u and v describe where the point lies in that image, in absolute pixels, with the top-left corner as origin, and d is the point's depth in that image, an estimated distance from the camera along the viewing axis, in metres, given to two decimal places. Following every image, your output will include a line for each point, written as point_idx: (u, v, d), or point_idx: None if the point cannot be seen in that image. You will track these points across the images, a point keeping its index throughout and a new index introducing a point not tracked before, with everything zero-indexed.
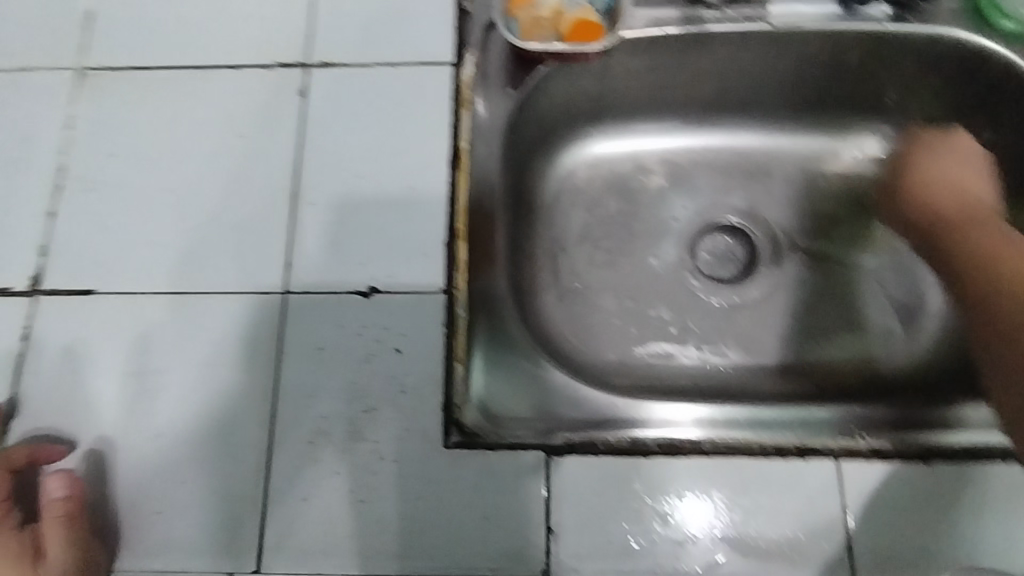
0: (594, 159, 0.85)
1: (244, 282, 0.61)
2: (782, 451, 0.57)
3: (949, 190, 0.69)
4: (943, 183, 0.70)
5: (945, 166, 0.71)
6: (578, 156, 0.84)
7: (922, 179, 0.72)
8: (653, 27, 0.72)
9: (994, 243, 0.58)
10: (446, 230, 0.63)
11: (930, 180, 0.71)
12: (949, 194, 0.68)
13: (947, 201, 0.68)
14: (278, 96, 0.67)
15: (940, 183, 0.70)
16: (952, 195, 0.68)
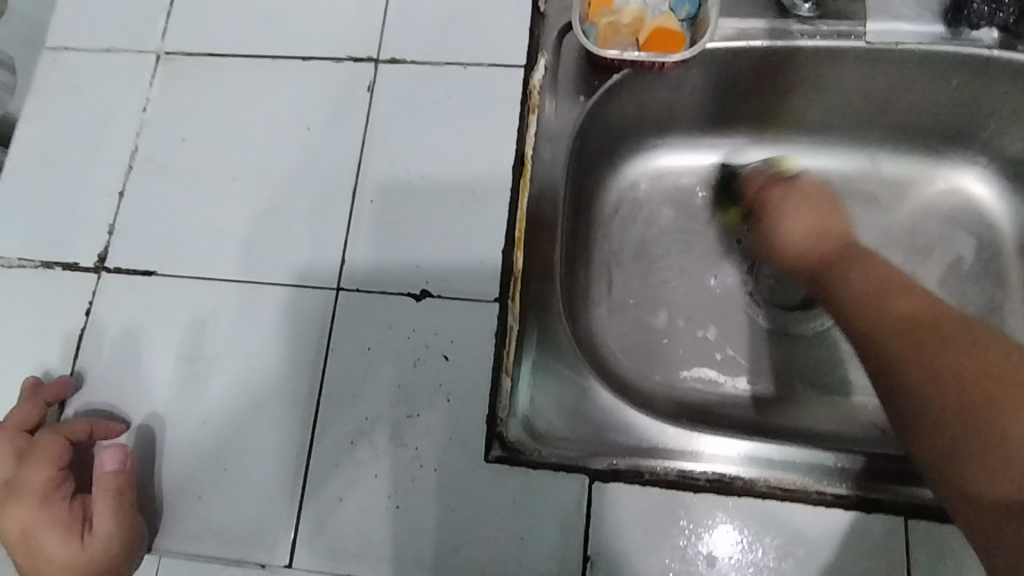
0: (658, 172, 0.82)
1: (299, 274, 0.61)
2: (844, 502, 0.53)
3: (806, 228, 0.63)
4: (789, 222, 0.64)
5: (796, 216, 0.64)
6: (642, 167, 0.81)
7: (782, 209, 0.66)
8: (736, 39, 0.68)
9: (891, 290, 0.49)
10: (504, 238, 0.61)
11: (786, 210, 0.65)
12: (810, 238, 0.62)
13: (802, 238, 0.62)
14: (346, 90, 0.67)
15: (791, 223, 0.64)
16: (813, 231, 0.62)
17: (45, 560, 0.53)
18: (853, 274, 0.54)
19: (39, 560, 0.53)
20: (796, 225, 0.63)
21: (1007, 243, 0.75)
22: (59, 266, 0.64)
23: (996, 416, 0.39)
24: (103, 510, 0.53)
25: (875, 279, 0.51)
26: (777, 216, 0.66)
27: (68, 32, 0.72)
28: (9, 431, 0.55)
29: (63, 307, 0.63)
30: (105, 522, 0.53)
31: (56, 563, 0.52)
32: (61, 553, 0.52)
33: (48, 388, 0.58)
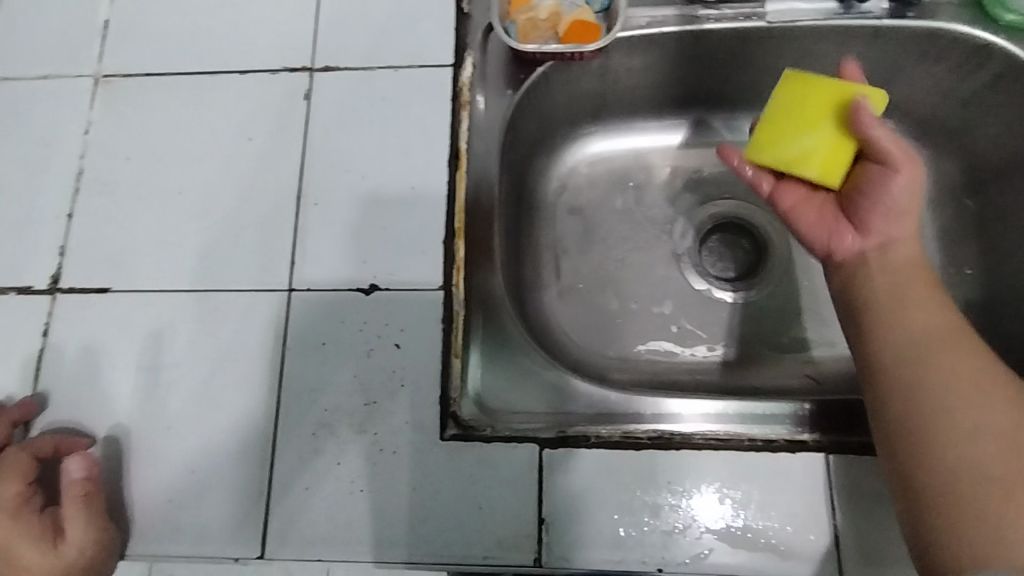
0: (594, 158, 0.86)
1: (251, 279, 0.64)
2: (774, 446, 0.59)
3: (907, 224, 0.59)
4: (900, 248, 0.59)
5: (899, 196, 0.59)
6: (578, 154, 0.86)
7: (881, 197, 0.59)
8: (650, 26, 0.72)
9: (939, 404, 0.49)
10: (445, 230, 0.65)
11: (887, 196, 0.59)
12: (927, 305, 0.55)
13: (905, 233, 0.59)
14: (284, 100, 0.69)
15: (898, 212, 0.60)
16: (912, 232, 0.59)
17: (23, 568, 0.55)
18: (913, 309, 0.55)
19: (18, 570, 0.55)
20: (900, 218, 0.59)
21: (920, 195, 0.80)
22: (13, 292, 0.65)
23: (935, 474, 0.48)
24: (71, 518, 0.55)
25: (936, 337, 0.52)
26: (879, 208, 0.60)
27: (4, 62, 0.73)
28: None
29: (20, 331, 0.64)
30: (74, 529, 0.55)
31: (33, 570, 0.55)
32: (36, 560, 0.55)
33: (11, 408, 0.60)
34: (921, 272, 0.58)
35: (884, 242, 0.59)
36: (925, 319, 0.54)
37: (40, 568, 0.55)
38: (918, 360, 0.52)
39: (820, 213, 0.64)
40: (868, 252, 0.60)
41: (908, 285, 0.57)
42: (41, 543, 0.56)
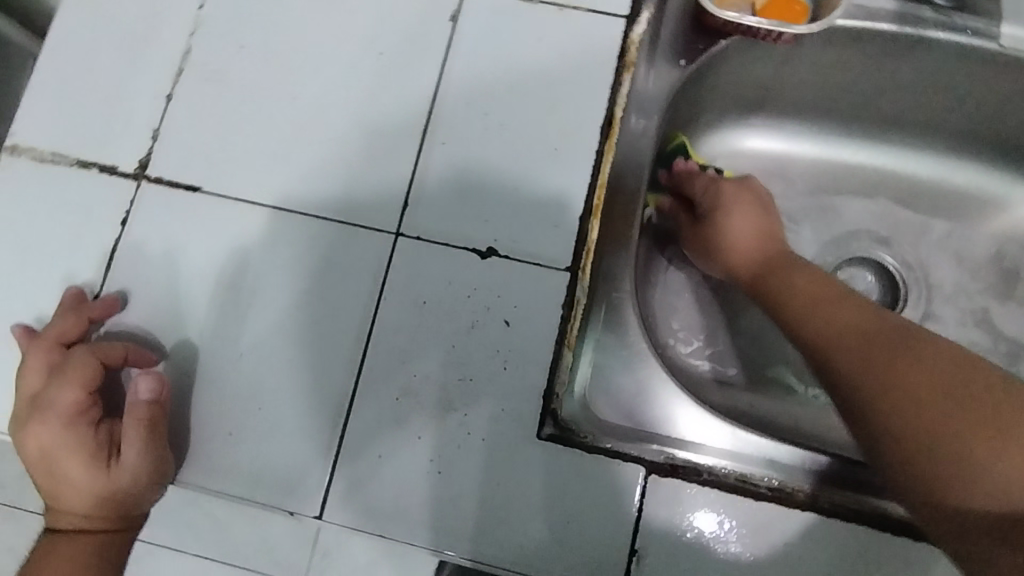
0: (735, 153, 0.76)
1: (356, 214, 0.56)
2: (911, 529, 0.51)
3: (753, 244, 0.60)
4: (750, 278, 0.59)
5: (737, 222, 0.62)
6: (719, 146, 0.75)
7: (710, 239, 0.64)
8: (863, 18, 0.63)
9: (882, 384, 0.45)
10: (583, 204, 0.56)
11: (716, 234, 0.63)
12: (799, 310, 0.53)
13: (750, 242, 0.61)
14: (426, 16, 0.60)
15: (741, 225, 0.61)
16: (761, 242, 0.60)
17: (72, 480, 0.52)
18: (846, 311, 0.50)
19: (66, 481, 0.53)
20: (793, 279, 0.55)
21: None
22: (95, 169, 0.59)
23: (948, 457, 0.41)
24: (129, 441, 0.51)
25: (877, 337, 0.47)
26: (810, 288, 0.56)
27: None
28: (46, 344, 0.53)
29: (96, 215, 0.58)
30: (129, 455, 0.51)
31: (83, 484, 0.52)
32: (86, 476, 0.52)
33: (93, 304, 0.55)
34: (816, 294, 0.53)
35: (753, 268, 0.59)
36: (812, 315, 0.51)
37: (90, 484, 0.52)
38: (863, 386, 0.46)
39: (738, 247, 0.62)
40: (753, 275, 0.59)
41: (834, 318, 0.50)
42: (93, 460, 0.52)
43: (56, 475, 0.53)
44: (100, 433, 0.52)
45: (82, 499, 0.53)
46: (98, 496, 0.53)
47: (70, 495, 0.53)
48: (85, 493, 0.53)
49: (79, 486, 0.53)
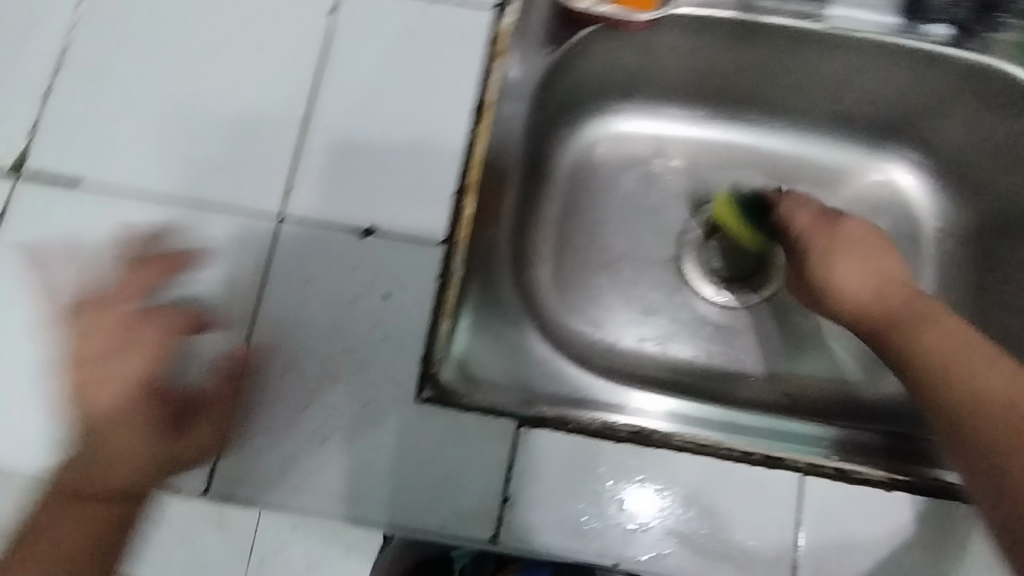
0: (618, 137, 0.82)
1: (239, 202, 0.59)
2: (751, 457, 0.57)
3: (869, 289, 0.59)
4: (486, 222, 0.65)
5: (844, 265, 0.61)
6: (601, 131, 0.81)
7: (832, 259, 0.62)
8: (706, 9, 0.69)
9: (958, 376, 0.48)
10: (456, 184, 0.60)
11: (843, 261, 0.61)
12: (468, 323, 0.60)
13: (865, 287, 0.59)
14: (300, 8, 0.63)
15: (853, 278, 0.60)
16: (876, 288, 0.59)
17: (120, 452, 0.53)
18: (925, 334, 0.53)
19: (107, 455, 0.53)
20: (866, 286, 0.60)
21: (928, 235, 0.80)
22: None
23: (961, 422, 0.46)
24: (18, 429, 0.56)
25: (955, 342, 0.51)
26: (850, 263, 0.61)
27: None
28: None
29: None
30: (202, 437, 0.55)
31: (125, 460, 0.53)
32: (132, 451, 0.53)
33: None
34: (921, 308, 0.55)
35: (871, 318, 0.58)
36: (931, 353, 0.51)
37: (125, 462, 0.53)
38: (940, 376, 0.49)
39: (860, 275, 0.60)
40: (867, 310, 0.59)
41: (921, 347, 0.52)
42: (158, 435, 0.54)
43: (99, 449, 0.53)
44: (170, 408, 0.55)
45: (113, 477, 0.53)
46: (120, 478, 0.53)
47: (100, 467, 0.53)
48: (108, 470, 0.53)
49: (112, 459, 0.53)
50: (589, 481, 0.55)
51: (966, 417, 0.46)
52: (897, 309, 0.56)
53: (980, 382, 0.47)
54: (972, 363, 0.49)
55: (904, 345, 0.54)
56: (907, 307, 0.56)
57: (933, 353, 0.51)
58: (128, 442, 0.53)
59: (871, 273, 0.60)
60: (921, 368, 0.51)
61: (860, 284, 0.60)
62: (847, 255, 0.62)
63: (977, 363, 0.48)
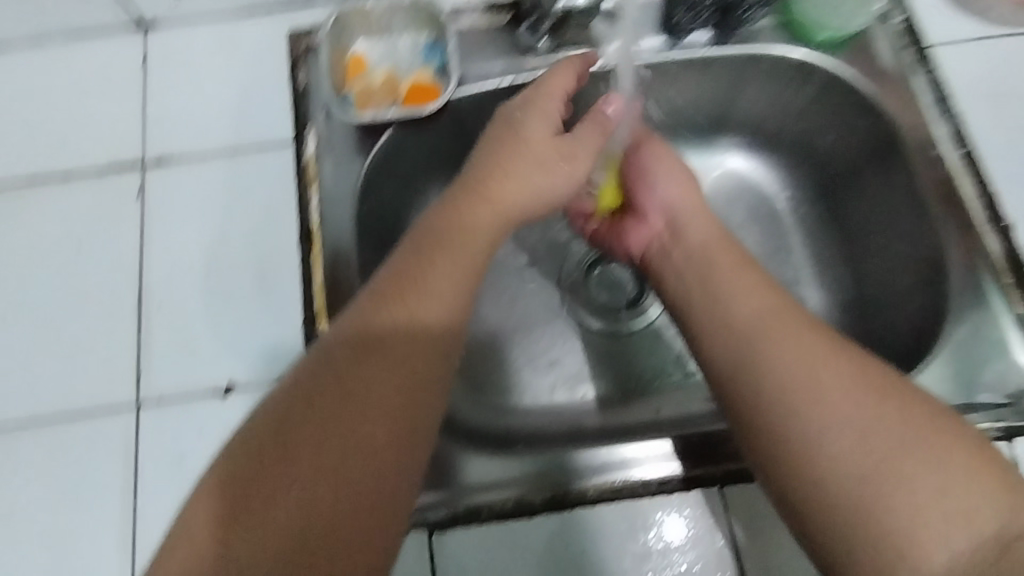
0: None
1: (94, 403, 0.59)
2: (666, 485, 0.57)
3: (698, 213, 0.59)
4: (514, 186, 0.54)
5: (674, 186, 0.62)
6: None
7: (652, 182, 0.64)
8: (490, 82, 0.69)
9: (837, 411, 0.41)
10: (304, 315, 0.61)
11: (666, 183, 0.63)
12: (448, 301, 0.46)
13: (697, 205, 0.60)
14: (114, 200, 0.65)
15: (674, 194, 0.62)
16: (700, 211, 0.60)
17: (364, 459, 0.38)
18: (790, 349, 0.45)
19: (343, 424, 0.39)
20: (678, 201, 0.61)
21: (786, 209, 0.81)
22: None
23: (801, 443, 0.41)
24: None
25: (775, 320, 0.47)
26: (652, 189, 0.63)
27: None
28: None
29: None
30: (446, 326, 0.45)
31: (360, 455, 0.38)
32: (360, 445, 0.39)
33: None
34: (711, 238, 0.57)
35: (685, 261, 0.56)
36: (749, 343, 0.47)
37: (383, 421, 0.40)
38: (809, 400, 0.42)
39: (613, 223, 0.67)
40: (665, 239, 0.60)
41: (707, 269, 0.54)
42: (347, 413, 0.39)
43: (330, 422, 0.39)
44: None
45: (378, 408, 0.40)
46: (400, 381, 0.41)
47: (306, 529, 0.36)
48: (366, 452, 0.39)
49: (331, 456, 0.38)
50: (511, 562, 0.58)
51: (744, 353, 0.46)
52: (691, 226, 0.59)
53: (746, 316, 0.48)
54: (838, 393, 0.42)
55: (693, 271, 0.55)
56: (697, 229, 0.58)
57: (726, 285, 0.52)
58: (372, 412, 0.40)
59: (698, 194, 0.61)
60: (705, 289, 0.53)
61: (660, 199, 0.62)
62: (660, 183, 0.63)
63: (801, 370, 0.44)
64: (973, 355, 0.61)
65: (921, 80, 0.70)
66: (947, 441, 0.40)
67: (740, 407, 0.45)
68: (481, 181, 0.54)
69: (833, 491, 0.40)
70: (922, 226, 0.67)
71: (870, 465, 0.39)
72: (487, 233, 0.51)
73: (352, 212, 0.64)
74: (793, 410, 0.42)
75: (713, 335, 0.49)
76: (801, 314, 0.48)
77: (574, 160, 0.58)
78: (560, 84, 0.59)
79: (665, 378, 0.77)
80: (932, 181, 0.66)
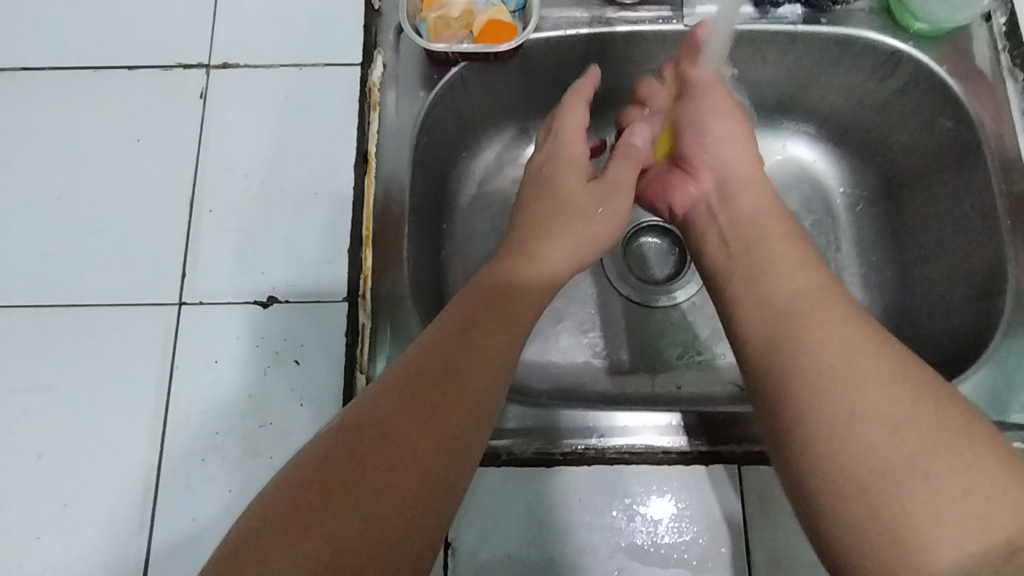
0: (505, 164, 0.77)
1: (137, 294, 0.60)
2: (685, 457, 0.57)
3: (749, 179, 0.59)
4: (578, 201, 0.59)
5: (731, 149, 0.61)
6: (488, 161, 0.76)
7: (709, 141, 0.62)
8: (566, 30, 0.67)
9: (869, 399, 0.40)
10: (351, 239, 0.61)
11: (723, 142, 0.62)
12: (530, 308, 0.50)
13: (749, 171, 0.60)
14: (175, 98, 0.65)
15: (731, 158, 0.61)
16: (752, 177, 0.59)
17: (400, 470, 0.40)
18: (831, 331, 0.44)
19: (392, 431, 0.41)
20: (730, 162, 0.61)
21: (841, 205, 0.78)
22: None
23: (829, 425, 0.41)
24: None
25: (820, 300, 0.46)
26: (705, 148, 0.63)
27: None
28: None
29: None
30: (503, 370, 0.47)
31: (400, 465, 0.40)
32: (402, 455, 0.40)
33: None
34: (765, 209, 0.56)
35: (734, 227, 0.56)
36: (788, 319, 0.46)
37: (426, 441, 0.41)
38: (843, 384, 0.41)
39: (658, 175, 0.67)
40: (711, 201, 0.60)
41: (758, 241, 0.53)
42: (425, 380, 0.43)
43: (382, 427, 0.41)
44: (99, 506, 0.55)
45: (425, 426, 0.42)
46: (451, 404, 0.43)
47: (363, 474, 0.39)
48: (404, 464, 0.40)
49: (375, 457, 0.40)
50: (523, 511, 0.57)
51: (785, 326, 0.46)
52: (741, 194, 0.58)
53: (789, 293, 0.48)
54: (875, 381, 0.41)
55: (742, 242, 0.54)
56: (746, 193, 0.58)
57: (772, 263, 0.50)
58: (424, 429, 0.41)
59: (753, 160, 0.61)
60: (750, 264, 0.52)
61: (714, 159, 0.62)
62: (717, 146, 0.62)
63: (837, 352, 0.43)
64: (1016, 373, 0.60)
65: (1013, 88, 0.67)
66: (977, 442, 0.39)
67: (768, 382, 0.45)
68: (554, 208, 0.58)
69: (845, 483, 0.39)
70: (987, 240, 0.65)
71: (895, 456, 0.38)
72: (563, 256, 0.56)
73: (410, 143, 0.64)
74: (822, 391, 0.42)
75: (749, 311, 0.49)
76: (843, 301, 0.46)
77: (613, 206, 0.60)
78: (576, 130, 0.64)
79: (695, 356, 0.75)
80: (1007, 195, 0.64)
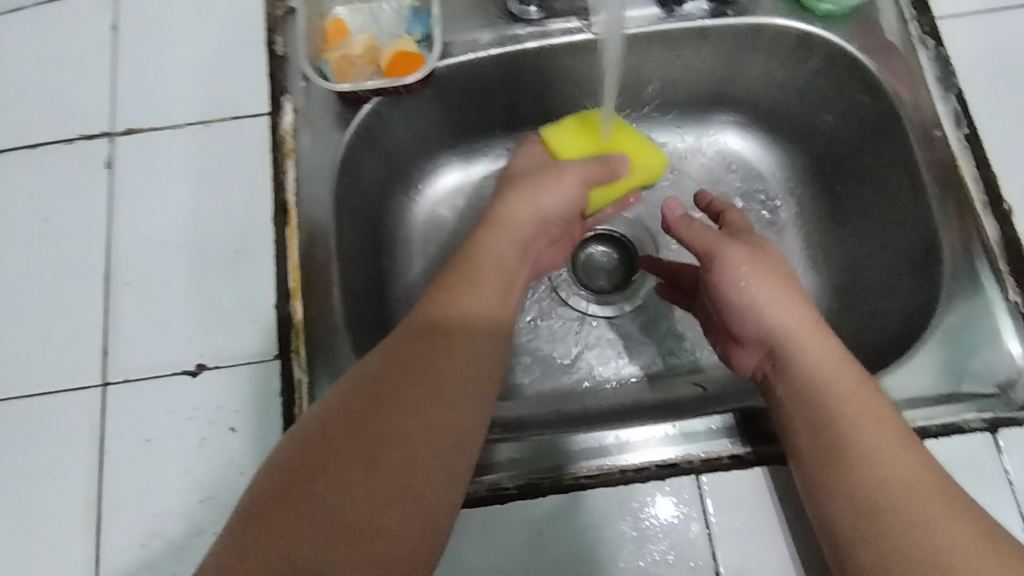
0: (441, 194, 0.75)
1: (57, 381, 0.57)
2: (643, 473, 0.56)
3: (810, 339, 0.52)
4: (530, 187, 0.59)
5: (782, 308, 0.53)
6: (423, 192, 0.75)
7: (757, 307, 0.54)
8: (473, 54, 0.66)
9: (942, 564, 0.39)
10: (278, 293, 0.59)
11: (769, 308, 0.53)
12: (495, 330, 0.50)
13: (814, 339, 0.52)
14: (81, 171, 0.63)
15: (784, 310, 0.53)
16: (816, 338, 0.52)
17: (396, 485, 0.39)
18: (905, 497, 0.42)
19: (390, 439, 0.41)
20: (773, 327, 0.53)
21: (782, 191, 0.78)
22: None
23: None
24: None
25: (893, 461, 0.44)
26: (752, 320, 0.55)
27: None
28: None
29: None
30: (493, 382, 0.47)
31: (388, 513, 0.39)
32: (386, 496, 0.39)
33: None
34: (832, 366, 0.50)
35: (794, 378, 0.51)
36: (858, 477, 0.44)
37: (419, 455, 0.41)
38: (916, 548, 0.40)
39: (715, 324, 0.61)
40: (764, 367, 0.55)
41: (827, 392, 0.49)
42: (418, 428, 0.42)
43: (370, 435, 0.41)
44: None
45: (421, 436, 0.42)
46: (447, 418, 0.43)
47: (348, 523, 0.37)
48: (401, 478, 0.40)
49: (367, 469, 0.39)
50: (482, 553, 0.54)
51: (859, 483, 0.44)
52: (802, 358, 0.51)
53: (863, 446, 0.45)
54: (950, 549, 0.40)
55: (807, 398, 0.49)
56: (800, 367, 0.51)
57: (839, 408, 0.47)
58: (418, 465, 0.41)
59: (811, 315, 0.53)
60: (815, 412, 0.48)
61: (756, 339, 0.55)
62: (774, 305, 0.53)
63: (912, 516, 0.41)
64: (962, 342, 0.59)
65: (926, 55, 0.67)
66: None
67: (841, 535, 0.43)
68: (510, 191, 0.60)
69: None
70: (919, 211, 0.65)
71: None
72: (520, 231, 0.57)
73: (330, 186, 0.63)
74: (892, 552, 0.41)
75: (821, 460, 0.47)
76: (916, 446, 0.45)
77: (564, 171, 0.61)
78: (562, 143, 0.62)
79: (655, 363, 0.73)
80: (932, 164, 0.64)
